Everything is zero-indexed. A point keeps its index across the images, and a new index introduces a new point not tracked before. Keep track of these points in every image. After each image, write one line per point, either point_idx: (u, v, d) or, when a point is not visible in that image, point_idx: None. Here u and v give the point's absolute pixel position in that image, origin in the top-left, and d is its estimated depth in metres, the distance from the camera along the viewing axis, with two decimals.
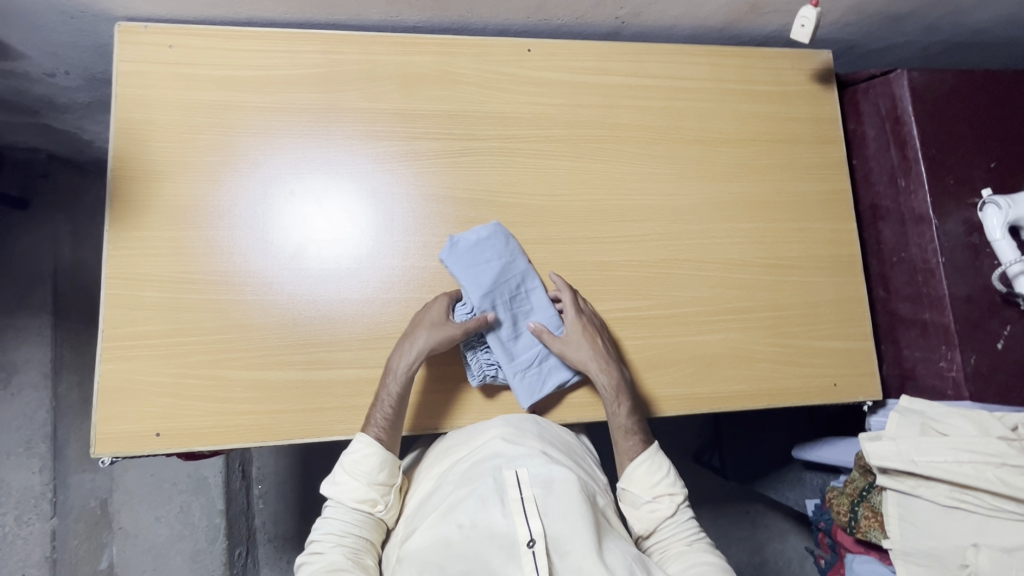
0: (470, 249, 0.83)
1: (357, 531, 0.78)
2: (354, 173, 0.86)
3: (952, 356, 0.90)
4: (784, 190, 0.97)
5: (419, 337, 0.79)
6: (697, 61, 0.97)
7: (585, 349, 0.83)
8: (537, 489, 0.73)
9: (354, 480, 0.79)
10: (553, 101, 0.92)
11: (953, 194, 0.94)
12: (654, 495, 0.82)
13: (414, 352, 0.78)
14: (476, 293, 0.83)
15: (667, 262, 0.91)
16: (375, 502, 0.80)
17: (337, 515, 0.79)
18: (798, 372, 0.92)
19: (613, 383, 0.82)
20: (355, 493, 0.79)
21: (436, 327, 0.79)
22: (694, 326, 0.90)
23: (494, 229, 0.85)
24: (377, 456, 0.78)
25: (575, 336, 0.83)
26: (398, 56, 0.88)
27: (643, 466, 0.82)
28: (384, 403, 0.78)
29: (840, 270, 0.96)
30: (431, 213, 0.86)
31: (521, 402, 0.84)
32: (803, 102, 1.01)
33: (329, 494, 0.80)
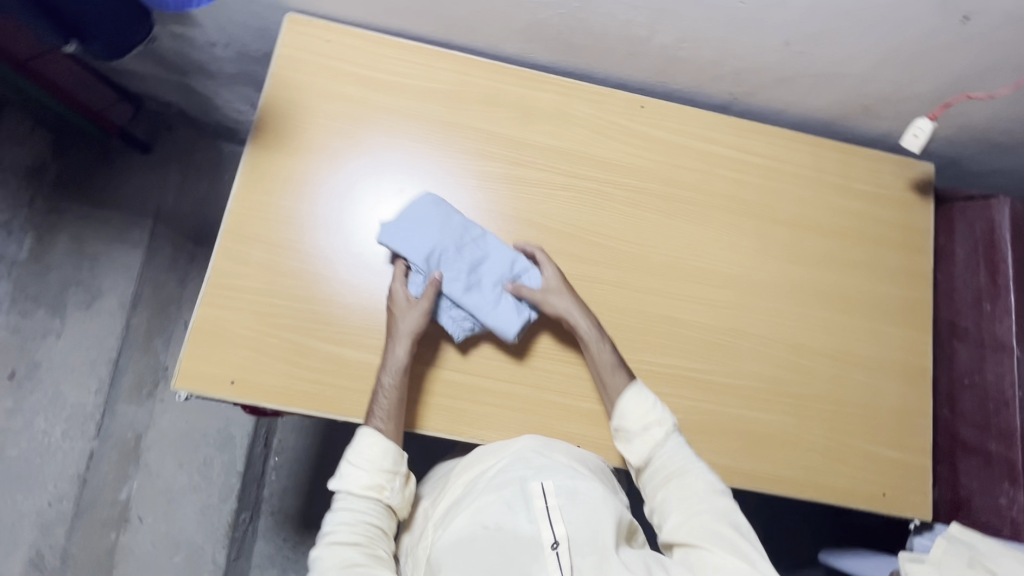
0: (404, 215, 0.86)
1: (368, 520, 0.79)
2: (459, 186, 0.92)
3: (1013, 495, 0.87)
4: (864, 289, 0.97)
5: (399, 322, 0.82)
6: (800, 148, 1.00)
7: (563, 303, 0.85)
8: (562, 499, 0.74)
9: (358, 466, 0.79)
10: (656, 158, 0.97)
11: None
12: (646, 427, 0.82)
13: (401, 342, 0.81)
14: (421, 261, 0.84)
15: (735, 333, 0.92)
16: (382, 487, 0.80)
17: (347, 506, 0.79)
18: (846, 472, 0.90)
19: (591, 326, 0.85)
20: (361, 481, 0.79)
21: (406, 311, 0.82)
22: (749, 401, 0.90)
23: (425, 195, 0.87)
24: (382, 445, 0.79)
25: (554, 296, 0.86)
26: (522, 88, 0.95)
27: (630, 399, 0.83)
28: (383, 400, 0.80)
29: (908, 380, 0.95)
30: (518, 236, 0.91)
31: (508, 335, 0.83)
32: (898, 207, 1.02)
33: (336, 486, 0.81)
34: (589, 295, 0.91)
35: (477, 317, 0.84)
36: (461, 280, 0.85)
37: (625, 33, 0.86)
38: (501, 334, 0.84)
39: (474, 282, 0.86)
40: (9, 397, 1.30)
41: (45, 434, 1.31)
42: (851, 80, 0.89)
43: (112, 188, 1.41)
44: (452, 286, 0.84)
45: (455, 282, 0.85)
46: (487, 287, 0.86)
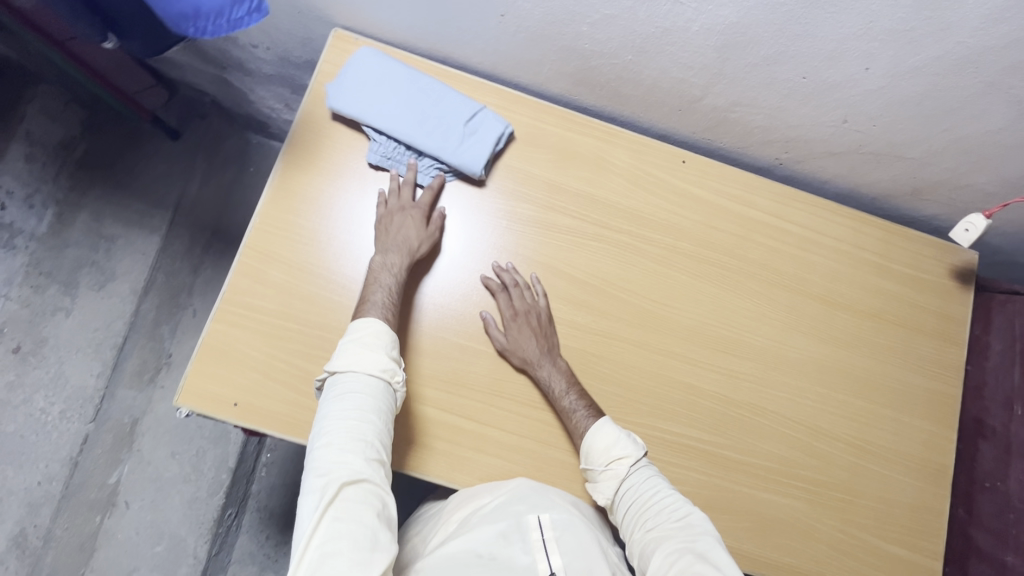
0: (354, 80, 0.85)
1: (376, 406, 0.69)
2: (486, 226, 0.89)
3: None
4: (892, 376, 0.94)
5: (410, 232, 0.83)
6: (842, 222, 0.97)
7: (527, 340, 0.83)
8: (559, 531, 0.73)
9: (368, 349, 0.72)
10: (692, 217, 0.94)
11: None
12: (610, 465, 0.77)
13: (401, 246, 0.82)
14: (381, 126, 0.85)
15: (754, 408, 0.89)
16: (394, 372, 0.73)
17: (351, 393, 0.69)
18: (853, 566, 0.87)
19: (556, 372, 0.83)
20: (374, 364, 0.72)
21: (420, 231, 0.84)
22: (760, 481, 0.87)
23: (367, 53, 0.86)
24: (387, 334, 0.75)
25: (514, 337, 0.84)
26: (563, 131, 0.92)
27: (597, 436, 0.78)
28: (378, 294, 0.79)
29: (927, 477, 0.91)
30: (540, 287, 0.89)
31: (475, 170, 0.86)
32: (937, 294, 0.98)
33: (340, 369, 0.71)
34: (609, 351, 0.88)
35: (439, 155, 0.86)
36: (416, 130, 0.86)
37: (678, 90, 0.83)
38: (469, 170, 0.86)
39: (432, 127, 0.86)
40: (11, 372, 1.29)
41: (42, 412, 1.30)
42: (905, 162, 0.85)
43: (137, 172, 1.40)
44: (409, 131, 0.86)
45: (412, 134, 0.86)
46: (447, 125, 0.86)
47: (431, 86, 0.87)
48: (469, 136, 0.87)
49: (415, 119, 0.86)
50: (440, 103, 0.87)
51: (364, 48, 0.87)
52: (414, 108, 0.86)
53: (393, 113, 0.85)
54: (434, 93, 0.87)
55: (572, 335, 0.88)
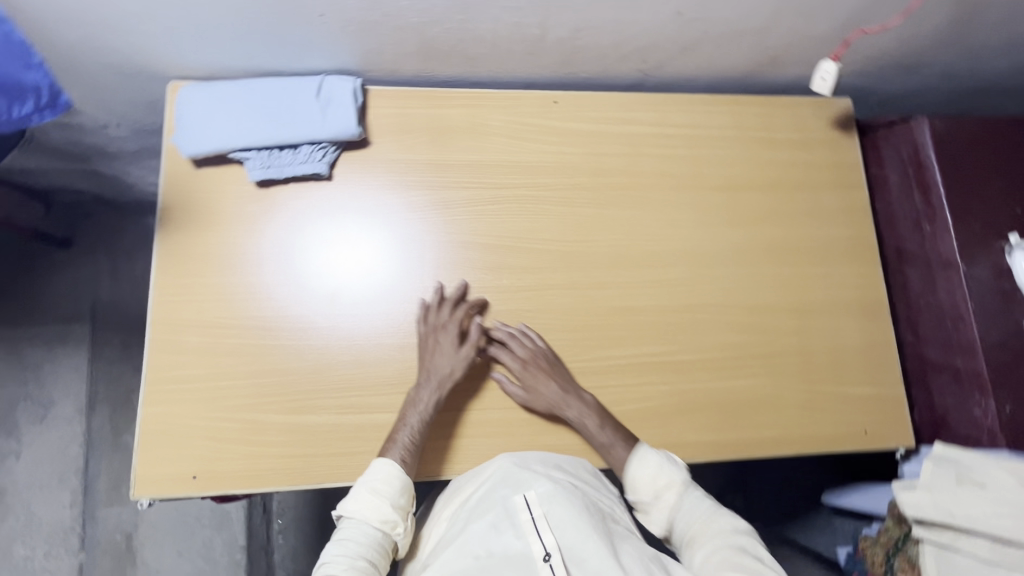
0: (193, 119, 0.83)
1: (368, 555, 0.69)
2: (389, 222, 0.89)
3: (986, 404, 0.90)
4: (808, 236, 0.98)
5: (441, 364, 0.82)
6: (719, 110, 1.00)
7: (544, 384, 0.84)
8: (548, 506, 0.71)
9: (378, 492, 0.73)
10: (579, 151, 0.95)
11: (980, 239, 0.94)
12: (659, 495, 0.79)
13: (429, 384, 0.81)
14: (245, 142, 0.84)
15: (694, 307, 0.92)
16: (395, 523, 0.73)
17: (358, 533, 0.71)
18: (827, 417, 0.91)
19: (581, 411, 0.83)
20: (373, 513, 0.72)
21: (455, 356, 0.83)
22: (720, 372, 0.90)
23: (188, 91, 0.84)
24: (392, 474, 0.74)
25: (532, 389, 0.84)
26: (431, 110, 0.93)
27: (639, 468, 0.80)
28: (405, 434, 0.79)
29: (867, 316, 0.96)
30: (459, 261, 0.89)
31: (353, 129, 0.86)
32: (826, 148, 1.02)
33: (344, 512, 0.73)
34: (543, 303, 0.90)
35: (314, 138, 0.85)
36: (276, 125, 0.83)
37: (519, 35, 0.84)
38: (348, 133, 0.86)
39: (287, 117, 0.84)
40: None
41: (27, 561, 1.25)
42: (750, 35, 0.89)
43: (41, 292, 1.34)
44: (272, 131, 0.83)
45: (276, 131, 0.83)
46: (301, 106, 0.84)
47: (262, 83, 0.85)
48: (327, 106, 0.86)
49: (272, 114, 0.84)
50: (280, 93, 0.85)
51: (183, 89, 0.85)
52: (263, 106, 0.84)
53: (247, 122, 0.83)
54: (269, 89, 0.85)
55: (504, 299, 0.89)
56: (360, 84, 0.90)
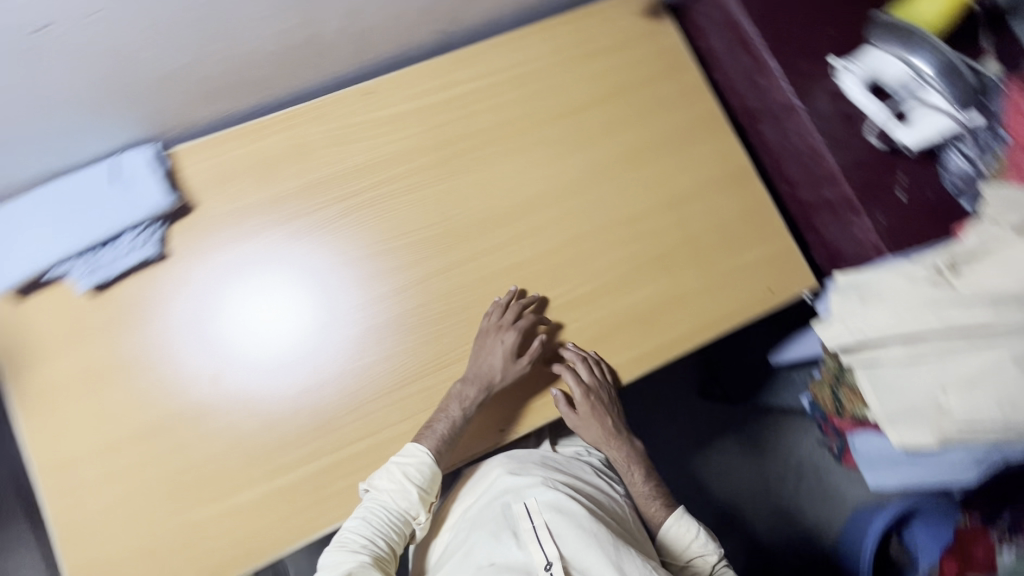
0: None
1: (384, 533, 0.77)
2: (258, 272, 0.86)
3: (863, 222, 0.93)
4: (657, 130, 0.99)
5: (494, 364, 0.83)
6: (532, 42, 0.98)
7: (596, 418, 0.87)
8: (547, 513, 0.80)
9: (409, 477, 0.78)
10: (411, 132, 0.92)
11: (808, 75, 0.97)
12: (689, 558, 0.88)
13: (475, 384, 0.82)
14: (54, 258, 0.77)
15: (579, 239, 0.93)
16: (416, 510, 0.80)
17: (380, 511, 0.77)
18: (735, 292, 0.94)
19: (624, 455, 0.93)
20: (399, 497, 0.78)
21: (508, 368, 0.83)
22: (621, 289, 0.92)
23: None
24: (420, 462, 0.78)
25: (585, 416, 0.87)
26: (246, 148, 0.88)
27: (672, 530, 0.89)
28: (442, 425, 0.80)
29: (736, 183, 0.98)
30: (340, 284, 0.87)
31: (165, 199, 0.80)
32: (646, 40, 1.02)
33: (371, 484, 0.78)
34: (430, 293, 0.88)
35: (127, 223, 0.79)
36: (80, 227, 0.77)
37: (293, 41, 0.79)
38: (162, 205, 0.80)
39: (90, 214, 0.78)
40: None
41: None
42: None
43: None
44: (79, 234, 0.77)
45: (82, 234, 0.77)
46: (100, 197, 0.78)
47: (49, 190, 0.78)
48: (128, 185, 0.79)
49: (72, 217, 0.77)
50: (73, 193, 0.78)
51: None
52: (59, 212, 0.77)
53: (49, 236, 0.77)
54: (58, 193, 0.78)
55: (392, 304, 0.87)
56: (161, 149, 0.84)
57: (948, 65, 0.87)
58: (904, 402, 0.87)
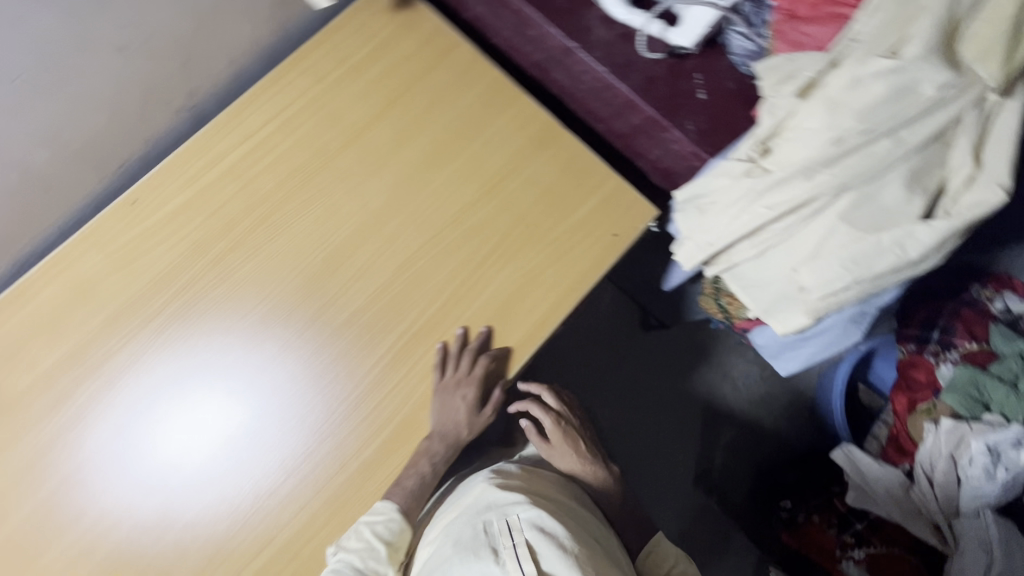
0: None
1: None
2: (101, 424, 0.80)
3: (676, 136, 0.91)
4: (449, 120, 0.94)
5: (457, 411, 0.83)
6: (287, 81, 0.92)
7: (567, 447, 1.00)
8: (529, 530, 0.77)
9: (379, 532, 0.77)
10: (194, 222, 0.86)
11: (570, 11, 0.93)
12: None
13: (442, 437, 0.83)
14: None
15: (411, 261, 0.88)
16: None
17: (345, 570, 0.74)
18: (583, 248, 0.91)
19: (601, 481, 1.01)
20: (364, 558, 0.76)
21: (473, 421, 0.85)
22: (470, 295, 0.88)
23: None
24: (388, 516, 0.78)
25: (559, 441, 1.00)
26: (25, 308, 0.81)
27: (652, 557, 0.93)
28: (412, 480, 0.81)
29: (546, 143, 0.94)
30: (187, 402, 0.81)
31: None
32: (404, 31, 0.96)
33: (338, 547, 0.77)
34: (278, 376, 0.83)
35: None
36: None
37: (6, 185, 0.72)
38: None
39: None
40: None
41: None
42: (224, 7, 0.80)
43: None
44: None
45: None
46: None
47: None
48: None
49: None
50: None
51: None
52: None
53: None
54: None
55: (242, 404, 0.82)
56: None
57: None
58: (769, 292, 0.88)
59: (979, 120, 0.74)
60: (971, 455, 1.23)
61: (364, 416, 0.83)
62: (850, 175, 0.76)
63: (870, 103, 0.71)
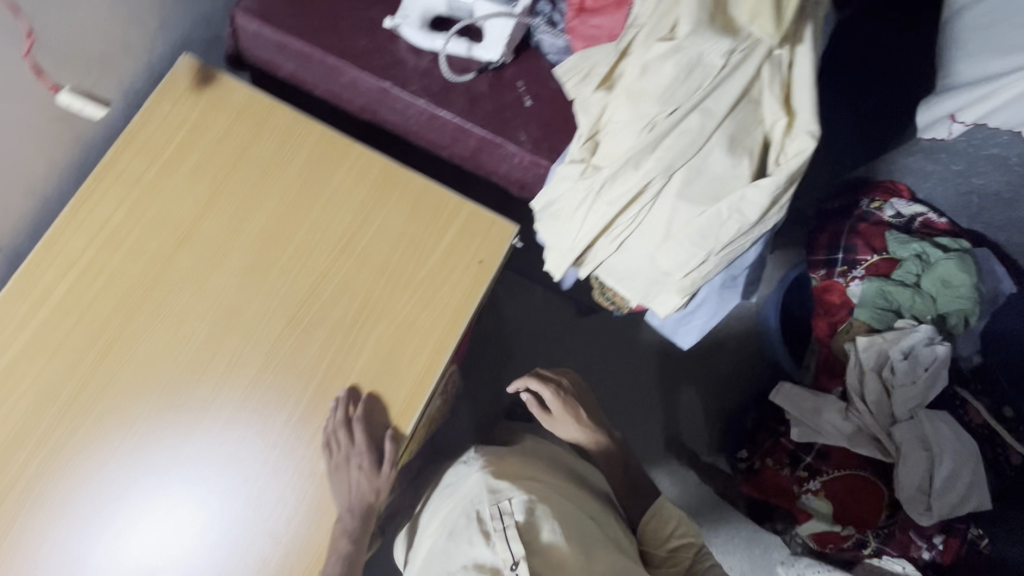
0: None
1: None
2: None
3: (513, 150, 0.89)
4: (283, 190, 0.90)
5: (355, 482, 0.81)
6: (99, 194, 0.87)
7: (568, 418, 1.06)
8: (519, 514, 0.82)
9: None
10: (34, 369, 0.81)
11: (376, 50, 0.89)
12: (670, 541, 1.00)
13: (346, 516, 0.81)
14: None
15: (278, 345, 0.85)
16: None
17: None
18: (451, 284, 0.89)
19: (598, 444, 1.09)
20: None
21: (377, 482, 0.83)
22: (347, 362, 0.86)
23: None
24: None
25: (559, 412, 1.06)
26: None
27: (653, 520, 1.02)
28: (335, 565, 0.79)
29: (389, 186, 0.92)
30: (77, 552, 0.77)
31: None
32: (214, 111, 0.91)
33: None
34: (167, 502, 0.80)
35: None
36: None
37: None
38: None
39: None
40: None
41: None
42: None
43: None
44: None
45: None
46: None
47: None
48: None
49: None
50: None
51: None
52: None
53: None
54: None
55: (133, 542, 0.78)
56: None
57: None
58: (642, 280, 0.88)
59: (776, 72, 0.74)
60: (894, 365, 1.30)
61: (268, 517, 0.80)
62: (672, 156, 0.76)
63: (665, 86, 0.71)
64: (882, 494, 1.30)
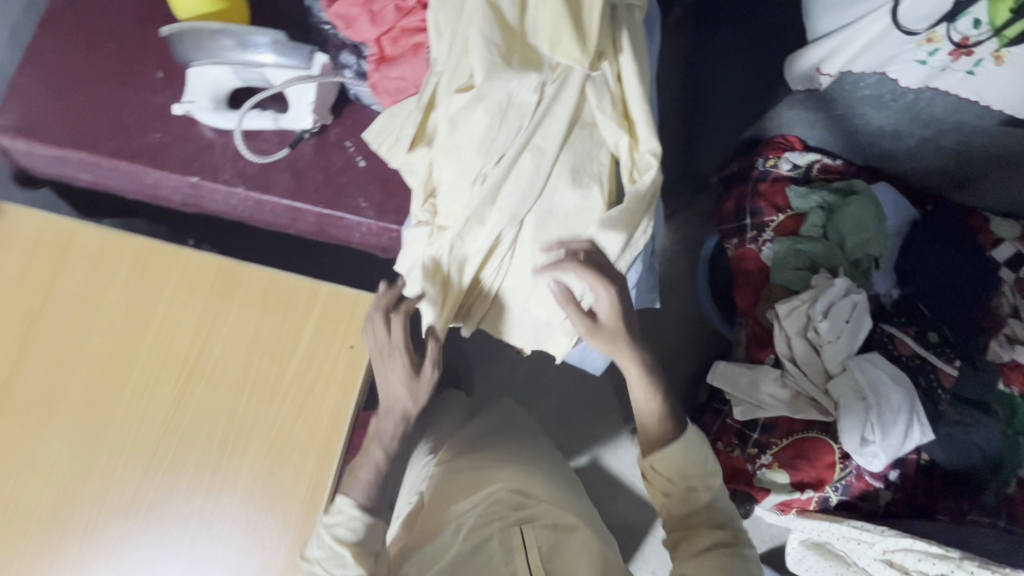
0: None
1: None
2: None
3: (356, 220, 0.80)
4: (108, 319, 0.79)
5: (395, 367, 0.71)
6: None
7: (623, 330, 0.72)
8: (542, 544, 0.81)
9: (340, 535, 0.70)
10: None
11: (172, 142, 0.78)
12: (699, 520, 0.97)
13: (391, 418, 0.73)
14: None
15: (140, 496, 0.76)
16: None
17: None
18: (322, 382, 0.80)
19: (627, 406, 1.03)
20: None
21: (416, 390, 0.72)
22: (223, 496, 0.77)
23: None
24: (360, 519, 0.71)
25: (611, 320, 0.72)
26: None
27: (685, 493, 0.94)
28: (366, 474, 0.73)
29: (231, 287, 0.82)
30: None
31: None
32: (5, 249, 0.79)
33: None
34: None
35: None
36: None
37: None
38: None
39: None
40: None
41: None
42: None
43: None
44: None
45: None
46: None
47: None
48: None
49: None
50: None
51: None
52: None
53: None
54: None
55: None
56: None
57: (279, 39, 0.72)
58: (525, 328, 0.81)
59: (602, 90, 0.67)
60: (817, 325, 1.27)
61: None
62: (516, 205, 0.68)
63: (482, 133, 0.64)
64: (832, 450, 1.28)
